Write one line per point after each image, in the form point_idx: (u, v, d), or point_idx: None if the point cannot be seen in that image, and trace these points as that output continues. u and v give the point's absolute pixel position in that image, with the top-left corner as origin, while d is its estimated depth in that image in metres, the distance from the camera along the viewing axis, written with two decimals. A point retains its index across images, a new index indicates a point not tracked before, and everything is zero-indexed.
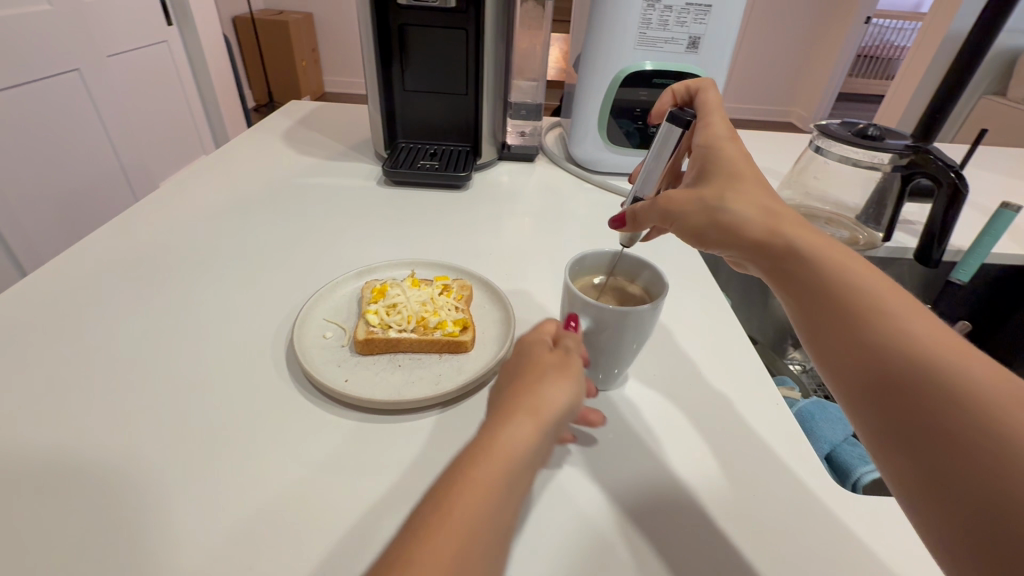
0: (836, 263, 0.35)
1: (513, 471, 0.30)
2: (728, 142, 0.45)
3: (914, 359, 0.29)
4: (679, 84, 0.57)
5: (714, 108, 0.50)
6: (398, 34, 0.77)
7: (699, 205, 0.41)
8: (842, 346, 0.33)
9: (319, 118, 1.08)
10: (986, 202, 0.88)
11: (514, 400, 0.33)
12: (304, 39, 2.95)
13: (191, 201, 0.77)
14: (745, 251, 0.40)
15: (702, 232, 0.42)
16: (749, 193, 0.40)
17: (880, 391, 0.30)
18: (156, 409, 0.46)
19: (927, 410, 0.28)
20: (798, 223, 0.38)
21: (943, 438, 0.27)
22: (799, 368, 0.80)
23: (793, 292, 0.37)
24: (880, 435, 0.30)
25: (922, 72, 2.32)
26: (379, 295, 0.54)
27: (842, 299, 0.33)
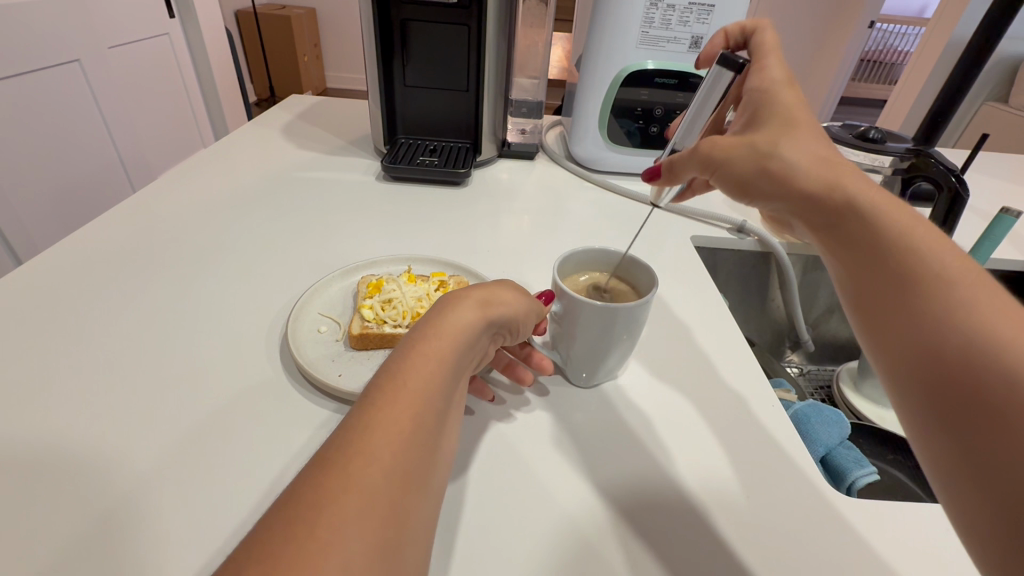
0: (893, 220, 0.34)
1: (460, 342, 0.35)
2: (787, 91, 0.43)
3: (961, 325, 0.29)
4: (736, 24, 0.53)
5: (769, 53, 0.47)
6: (399, 29, 0.77)
7: (751, 153, 0.40)
8: (893, 302, 0.32)
9: (319, 112, 1.08)
10: (987, 208, 0.87)
11: (464, 293, 0.39)
12: (306, 33, 2.94)
13: (189, 193, 0.76)
14: (794, 206, 0.38)
15: (747, 182, 0.40)
16: (806, 143, 0.39)
17: (923, 352, 0.30)
18: (149, 399, 0.46)
19: (960, 377, 0.28)
20: (856, 178, 0.37)
21: (972, 402, 0.27)
22: (797, 371, 0.81)
23: (840, 246, 0.36)
24: (910, 394, 0.31)
25: (925, 76, 2.32)
26: (374, 290, 0.54)
27: (897, 255, 0.33)
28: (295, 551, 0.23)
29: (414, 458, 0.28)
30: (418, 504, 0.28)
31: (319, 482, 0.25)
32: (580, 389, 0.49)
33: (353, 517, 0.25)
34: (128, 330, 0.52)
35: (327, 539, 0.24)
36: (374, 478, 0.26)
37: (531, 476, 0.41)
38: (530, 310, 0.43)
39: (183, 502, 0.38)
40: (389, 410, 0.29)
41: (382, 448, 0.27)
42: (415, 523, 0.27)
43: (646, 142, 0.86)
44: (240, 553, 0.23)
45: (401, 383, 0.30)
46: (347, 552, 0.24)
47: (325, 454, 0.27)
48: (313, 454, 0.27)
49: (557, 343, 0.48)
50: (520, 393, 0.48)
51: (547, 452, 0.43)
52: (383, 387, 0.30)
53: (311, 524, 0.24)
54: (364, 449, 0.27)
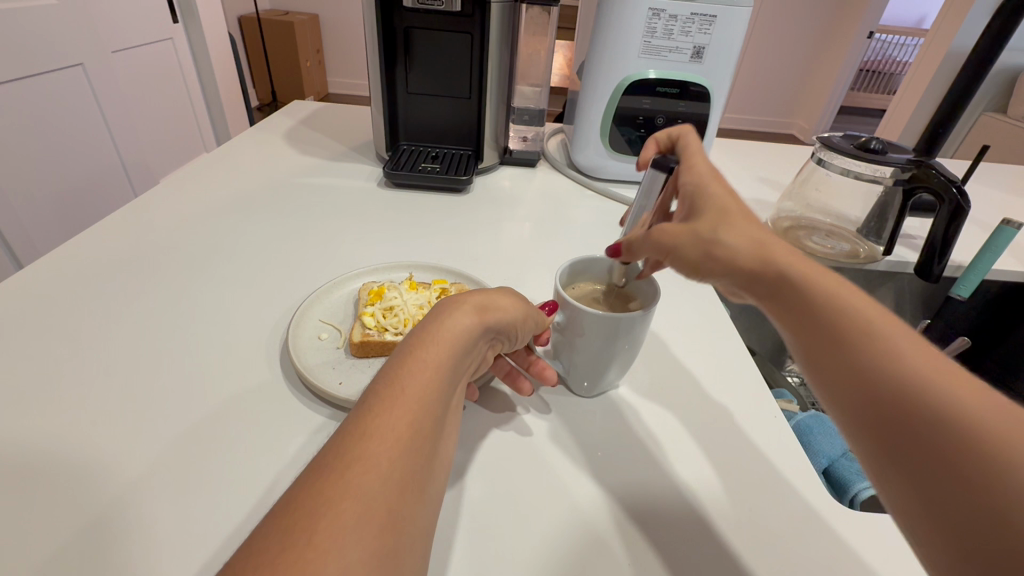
0: (823, 286, 0.32)
1: (455, 349, 0.35)
2: (720, 184, 0.42)
3: (910, 388, 0.26)
4: (662, 130, 0.54)
5: (697, 151, 0.48)
6: (403, 36, 0.77)
7: (694, 239, 0.37)
8: (834, 369, 0.29)
9: (322, 118, 1.08)
10: (988, 220, 0.87)
11: (460, 299, 0.39)
12: (308, 40, 2.96)
13: (191, 198, 0.76)
14: (735, 278, 0.36)
15: (700, 264, 0.37)
16: (740, 225, 0.37)
17: (877, 422, 0.27)
18: (148, 405, 0.45)
19: (924, 438, 0.25)
20: (789, 249, 0.35)
21: (938, 463, 0.24)
22: (797, 380, 0.80)
23: (789, 320, 0.33)
24: (879, 471, 0.27)
25: (924, 86, 2.33)
26: (376, 297, 0.53)
27: (833, 324, 0.30)
28: (295, 559, 0.23)
29: (410, 468, 0.28)
30: (417, 512, 0.28)
31: (317, 490, 0.25)
32: (581, 399, 0.49)
33: (350, 525, 0.24)
34: (127, 335, 0.52)
35: (325, 546, 0.23)
36: (372, 487, 0.26)
37: (530, 486, 0.41)
38: (529, 315, 0.43)
39: (180, 509, 0.38)
40: (384, 419, 0.28)
41: (380, 457, 0.27)
42: (414, 531, 0.27)
43: None
44: (238, 559, 0.23)
45: (397, 392, 0.30)
46: (346, 559, 0.23)
47: (322, 461, 0.27)
48: (311, 461, 0.27)
49: (560, 354, 0.47)
50: (520, 402, 0.48)
51: (547, 462, 0.43)
52: (379, 396, 0.30)
53: (309, 532, 0.24)
54: (361, 458, 0.27)
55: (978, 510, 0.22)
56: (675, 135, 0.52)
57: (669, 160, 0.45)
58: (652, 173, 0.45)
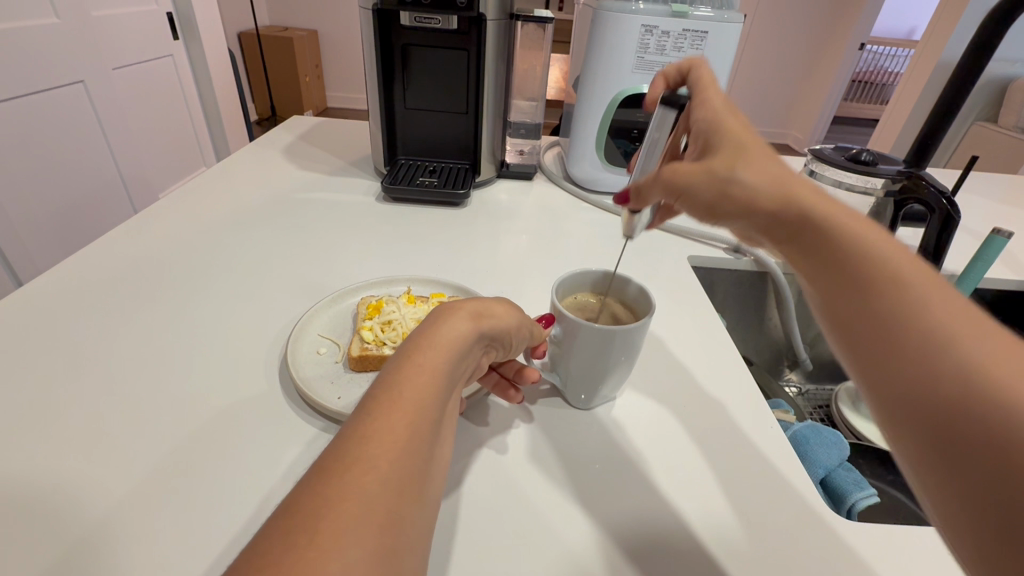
0: (848, 229, 0.31)
1: (453, 353, 0.35)
2: (736, 120, 0.40)
3: (930, 338, 0.25)
4: (672, 65, 0.53)
5: (710, 82, 0.46)
6: (400, 53, 0.79)
7: (709, 178, 0.36)
8: (855, 307, 0.29)
9: (321, 133, 1.09)
10: (979, 228, 0.88)
11: (454, 305, 0.39)
12: (308, 55, 2.99)
13: (192, 213, 0.77)
14: (755, 220, 0.35)
15: (714, 206, 0.37)
16: (764, 165, 0.36)
17: (897, 362, 0.26)
18: (145, 418, 0.45)
19: (942, 387, 0.24)
20: (815, 191, 0.34)
21: (951, 420, 0.24)
22: (795, 391, 0.81)
23: (810, 261, 0.32)
24: (886, 409, 0.27)
25: (915, 96, 2.36)
26: (374, 311, 0.54)
27: (856, 266, 0.30)
28: (296, 560, 0.23)
29: (411, 468, 0.28)
30: (416, 513, 0.28)
31: (318, 492, 0.25)
32: (578, 410, 0.49)
33: (353, 524, 0.25)
34: (126, 350, 0.52)
35: (325, 548, 0.23)
36: (372, 487, 0.26)
37: (526, 498, 0.41)
38: (522, 324, 0.43)
39: (177, 522, 0.38)
40: (383, 423, 0.29)
41: (381, 458, 0.27)
42: (414, 531, 0.27)
43: None
44: (240, 561, 0.23)
45: (396, 395, 0.30)
46: (347, 559, 0.23)
47: (323, 463, 0.27)
48: (312, 463, 0.27)
49: (556, 365, 0.48)
50: (516, 414, 0.48)
51: (542, 473, 0.43)
52: (378, 400, 0.30)
53: (310, 533, 0.24)
54: (361, 459, 0.27)
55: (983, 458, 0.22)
56: (685, 68, 0.51)
57: (680, 98, 0.45)
58: (662, 112, 0.45)
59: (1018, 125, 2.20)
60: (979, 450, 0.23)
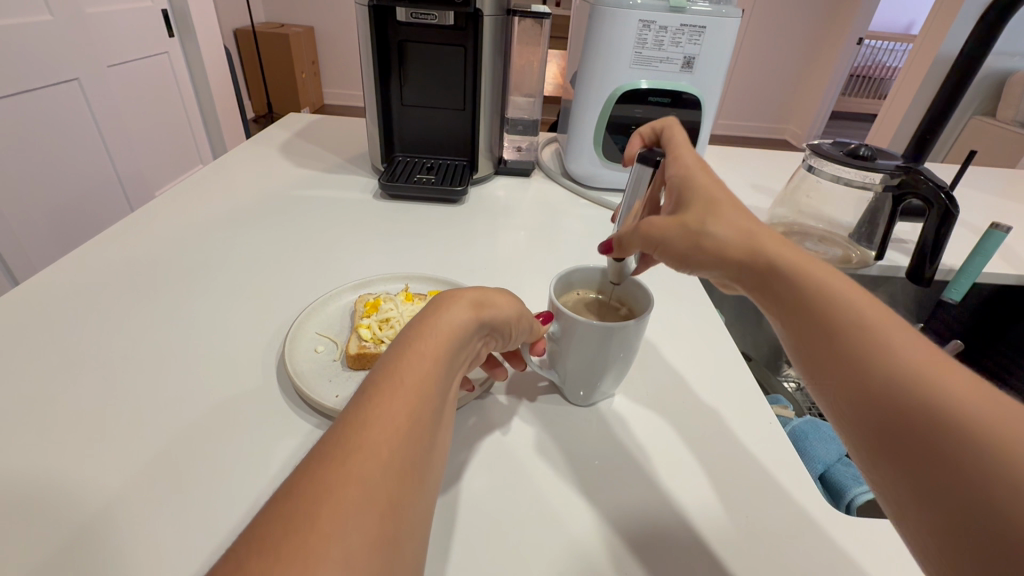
0: (809, 278, 0.32)
1: (452, 342, 0.35)
2: (706, 174, 0.41)
3: (896, 384, 0.26)
4: (645, 125, 0.53)
5: (682, 141, 0.46)
6: (397, 49, 0.78)
7: (683, 231, 0.38)
8: (821, 359, 0.30)
9: (318, 130, 1.09)
10: (977, 223, 0.88)
11: (453, 294, 0.39)
12: (304, 52, 2.98)
13: (187, 211, 0.76)
14: (726, 271, 0.36)
15: (689, 256, 0.38)
16: (729, 215, 0.37)
17: (866, 415, 0.27)
18: (142, 415, 0.45)
19: (915, 434, 0.25)
20: (778, 238, 0.35)
21: (930, 466, 0.24)
22: (794, 386, 0.81)
23: (779, 309, 0.33)
24: (866, 459, 0.27)
25: (913, 91, 2.36)
26: (372, 309, 0.54)
27: (819, 316, 0.30)
28: (297, 547, 0.23)
29: (409, 456, 0.28)
30: (417, 503, 0.28)
31: (318, 477, 0.25)
32: (576, 407, 0.49)
33: (353, 510, 0.24)
34: (122, 348, 0.52)
35: (326, 534, 0.23)
36: (374, 474, 0.26)
37: (524, 494, 0.41)
38: (523, 316, 0.43)
39: (173, 520, 0.37)
40: (385, 409, 0.29)
41: (381, 444, 0.27)
42: (414, 518, 0.27)
43: None
44: (241, 548, 0.23)
45: (397, 381, 0.30)
46: (347, 546, 0.23)
47: (322, 449, 0.27)
48: (311, 450, 0.27)
49: (554, 362, 0.47)
50: (513, 408, 0.48)
51: (541, 469, 0.43)
52: (377, 386, 0.30)
53: (310, 519, 0.24)
54: (363, 446, 0.27)
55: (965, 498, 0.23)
56: (659, 126, 0.51)
57: (654, 153, 0.45)
58: (639, 169, 0.45)
59: (1016, 119, 2.20)
60: (961, 494, 0.23)
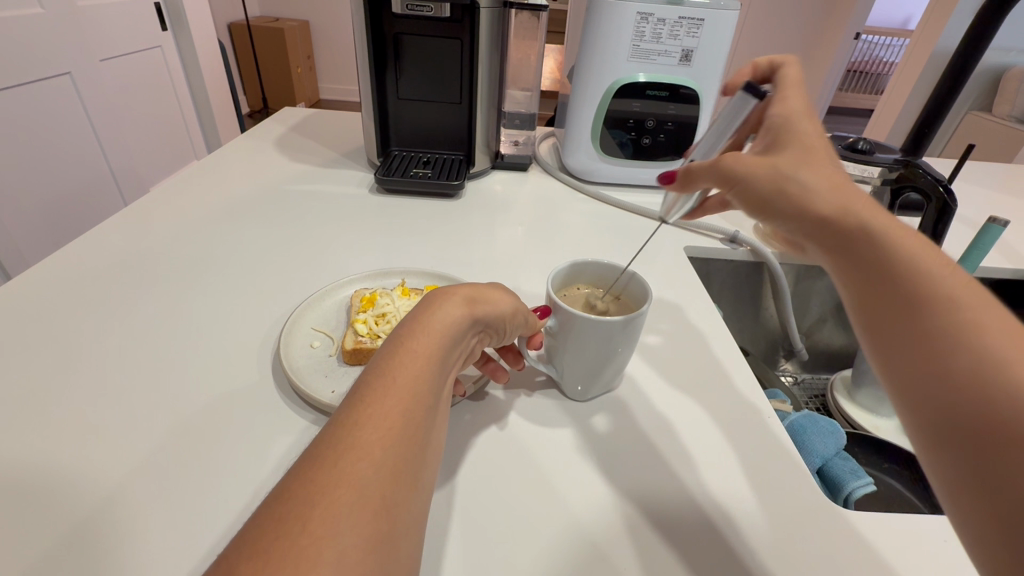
0: (897, 245, 0.31)
1: (445, 338, 0.35)
2: (810, 123, 0.39)
3: (980, 358, 0.25)
4: (765, 56, 0.49)
5: (796, 83, 0.44)
6: (393, 42, 0.77)
7: (770, 172, 0.35)
8: (898, 327, 0.29)
9: (314, 124, 1.08)
10: (975, 217, 0.88)
11: (447, 290, 0.38)
12: (299, 46, 2.95)
13: (182, 205, 0.76)
14: (802, 227, 0.34)
15: (764, 202, 0.36)
16: (823, 171, 0.35)
17: (937, 383, 0.26)
18: (135, 412, 0.44)
19: (987, 409, 0.24)
20: (869, 203, 0.33)
21: (997, 444, 0.24)
22: (791, 380, 0.82)
23: (859, 271, 0.31)
24: (923, 427, 0.27)
25: (911, 86, 2.36)
26: (368, 304, 0.53)
27: (907, 283, 0.29)
28: (288, 547, 0.23)
29: (404, 455, 0.28)
30: (412, 499, 0.28)
31: (309, 480, 0.25)
32: (574, 402, 0.49)
33: (346, 511, 0.24)
34: (115, 344, 0.51)
35: (319, 534, 0.23)
36: (367, 474, 0.26)
37: (521, 489, 0.41)
38: (518, 311, 0.42)
39: (166, 515, 0.37)
40: (378, 409, 0.29)
41: (373, 445, 0.27)
42: (410, 515, 0.27)
43: (639, 154, 0.86)
44: (233, 550, 0.23)
45: (389, 380, 0.30)
46: (341, 544, 0.23)
47: (313, 453, 0.27)
48: (302, 453, 0.27)
49: (552, 356, 0.47)
50: (511, 403, 0.48)
51: (537, 463, 0.43)
52: (370, 387, 0.30)
53: (302, 520, 0.24)
54: (356, 446, 0.27)
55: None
56: (778, 61, 0.48)
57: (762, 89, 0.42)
58: (741, 97, 0.43)
59: (1012, 114, 2.20)
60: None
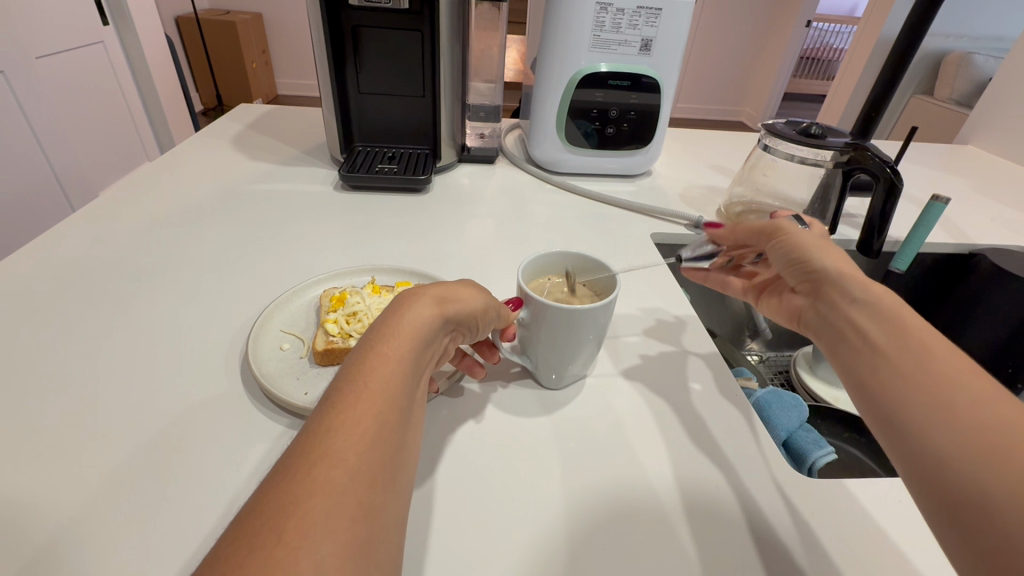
0: (886, 310, 0.34)
1: (416, 341, 0.35)
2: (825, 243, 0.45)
3: (958, 405, 0.28)
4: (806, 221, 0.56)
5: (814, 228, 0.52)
6: (351, 35, 0.76)
7: (813, 241, 0.43)
8: (882, 376, 0.32)
9: (272, 121, 1.05)
10: (919, 196, 0.93)
11: (421, 291, 0.38)
12: (253, 39, 2.84)
13: (135, 209, 0.73)
14: (819, 290, 0.40)
15: (798, 259, 0.43)
16: (839, 255, 0.41)
17: (922, 427, 0.29)
18: (95, 429, 0.43)
19: (967, 450, 0.27)
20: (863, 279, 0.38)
21: (976, 480, 0.26)
22: (758, 359, 0.86)
23: (867, 315, 0.35)
24: (911, 468, 0.29)
25: (859, 72, 2.45)
26: (338, 303, 0.52)
27: (895, 338, 0.33)
28: (265, 558, 0.22)
29: (379, 461, 0.28)
30: (390, 501, 0.28)
31: (282, 491, 0.25)
32: (550, 391, 0.50)
33: (321, 520, 0.24)
34: (69, 358, 0.49)
35: (296, 543, 0.23)
36: (341, 480, 0.26)
37: (501, 480, 0.41)
38: (489, 307, 0.42)
39: (137, 533, 0.36)
40: (350, 415, 0.28)
41: (348, 451, 0.27)
42: (387, 518, 0.27)
43: (604, 143, 0.87)
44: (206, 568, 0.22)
45: (361, 386, 0.30)
46: (319, 553, 0.23)
47: (284, 463, 0.26)
48: (273, 464, 0.27)
49: (525, 347, 0.47)
50: (487, 396, 0.48)
51: (516, 455, 0.43)
52: (342, 393, 0.30)
53: (278, 530, 0.23)
54: (329, 452, 0.27)
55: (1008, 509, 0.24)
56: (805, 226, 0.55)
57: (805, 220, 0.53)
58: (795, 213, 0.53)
59: (952, 98, 2.32)
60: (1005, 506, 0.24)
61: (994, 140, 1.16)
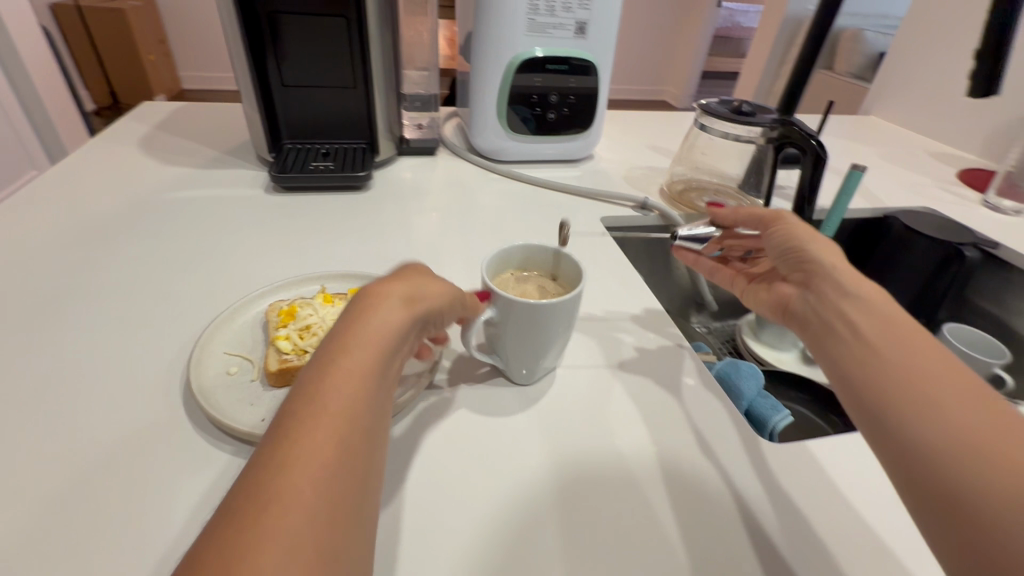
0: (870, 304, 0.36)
1: (382, 349, 0.32)
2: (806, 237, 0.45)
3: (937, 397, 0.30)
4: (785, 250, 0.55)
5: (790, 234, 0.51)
6: (268, 22, 0.69)
7: (806, 231, 0.45)
8: (865, 368, 0.34)
9: (185, 120, 0.95)
10: (838, 166, 1.00)
11: (385, 288, 0.36)
12: (147, 29, 2.58)
13: (29, 228, 0.63)
14: (810, 281, 0.41)
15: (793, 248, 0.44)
16: (828, 246, 0.42)
17: (903, 417, 0.31)
18: (9, 488, 0.37)
19: (943, 438, 0.29)
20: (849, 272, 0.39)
21: (951, 465, 0.28)
22: (706, 330, 0.90)
23: (852, 308, 0.37)
24: (888, 452, 0.31)
25: (769, 50, 2.60)
26: (288, 318, 0.49)
27: (878, 332, 0.34)
28: None
29: (338, 494, 0.26)
30: (351, 529, 0.26)
31: (226, 540, 0.23)
32: (521, 387, 0.49)
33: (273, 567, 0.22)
34: None
35: None
36: (294, 520, 0.24)
37: (484, 484, 0.40)
38: (454, 298, 0.40)
39: None
40: (306, 446, 0.26)
41: (303, 486, 0.25)
42: (350, 550, 0.25)
43: (545, 129, 0.86)
44: None
45: (318, 411, 0.28)
46: None
47: (228, 504, 0.24)
48: (216, 508, 0.24)
49: (495, 345, 0.46)
50: (459, 399, 0.47)
51: (496, 456, 0.42)
52: (296, 420, 0.27)
53: None
54: (280, 490, 0.24)
55: (980, 493, 0.27)
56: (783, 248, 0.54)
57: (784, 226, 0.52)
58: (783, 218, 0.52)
59: (850, 72, 2.52)
60: (977, 489, 0.27)
61: (893, 110, 1.27)
